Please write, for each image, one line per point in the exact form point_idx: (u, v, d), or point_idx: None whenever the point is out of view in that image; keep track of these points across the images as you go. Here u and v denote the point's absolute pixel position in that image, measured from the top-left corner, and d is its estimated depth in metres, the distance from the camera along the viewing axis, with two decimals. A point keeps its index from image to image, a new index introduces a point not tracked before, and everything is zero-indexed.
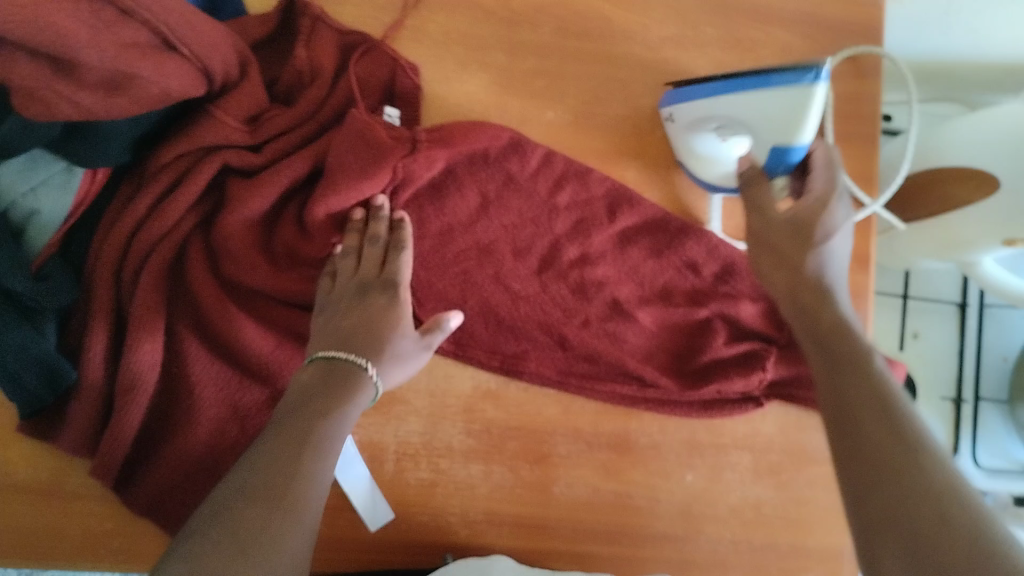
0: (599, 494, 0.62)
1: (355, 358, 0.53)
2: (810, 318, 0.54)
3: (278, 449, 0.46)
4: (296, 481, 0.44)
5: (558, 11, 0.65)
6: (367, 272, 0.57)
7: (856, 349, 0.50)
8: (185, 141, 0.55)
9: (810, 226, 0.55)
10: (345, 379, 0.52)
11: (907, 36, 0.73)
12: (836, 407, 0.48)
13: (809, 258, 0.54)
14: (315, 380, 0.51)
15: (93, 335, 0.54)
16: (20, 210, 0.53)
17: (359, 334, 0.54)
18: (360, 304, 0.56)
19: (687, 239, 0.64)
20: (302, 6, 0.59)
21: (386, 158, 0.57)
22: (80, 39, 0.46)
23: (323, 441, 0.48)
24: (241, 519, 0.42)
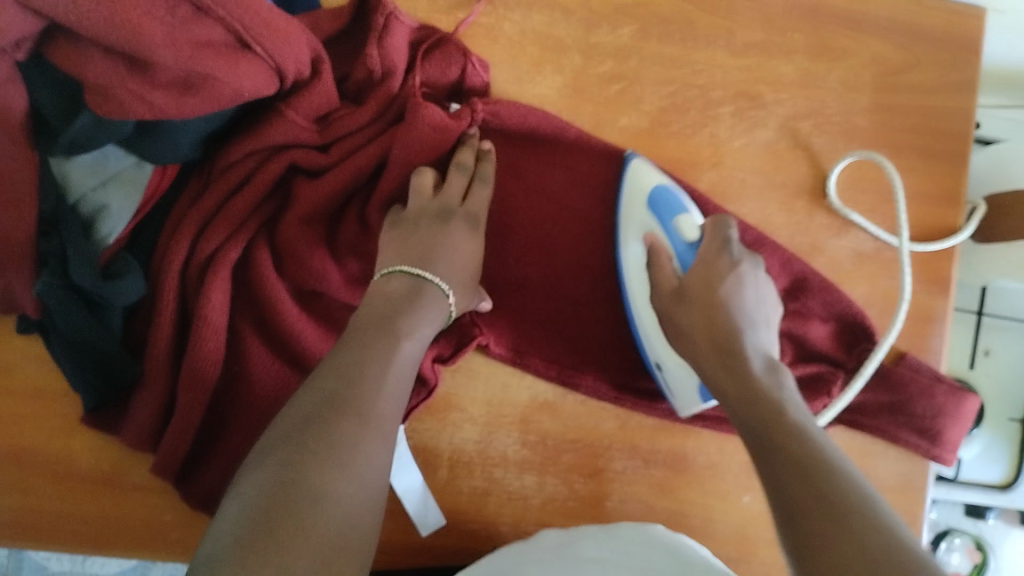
0: (653, 511, 0.61)
1: (439, 283, 0.53)
2: (724, 377, 0.49)
3: (363, 362, 0.47)
4: (377, 398, 0.46)
5: (639, 11, 0.62)
6: (449, 197, 0.55)
7: (744, 368, 0.48)
8: (253, 140, 0.54)
9: (711, 272, 0.52)
10: (424, 301, 0.52)
11: (1006, 45, 0.69)
12: (766, 460, 0.43)
13: (720, 289, 0.52)
14: (399, 295, 0.52)
15: (157, 332, 0.54)
16: (90, 204, 0.53)
17: (440, 255, 0.54)
18: (443, 229, 0.54)
19: (761, 252, 0.60)
20: (375, 1, 0.56)
21: (448, 140, 0.57)
22: (155, 39, 0.46)
23: (403, 362, 0.49)
24: (332, 431, 0.44)
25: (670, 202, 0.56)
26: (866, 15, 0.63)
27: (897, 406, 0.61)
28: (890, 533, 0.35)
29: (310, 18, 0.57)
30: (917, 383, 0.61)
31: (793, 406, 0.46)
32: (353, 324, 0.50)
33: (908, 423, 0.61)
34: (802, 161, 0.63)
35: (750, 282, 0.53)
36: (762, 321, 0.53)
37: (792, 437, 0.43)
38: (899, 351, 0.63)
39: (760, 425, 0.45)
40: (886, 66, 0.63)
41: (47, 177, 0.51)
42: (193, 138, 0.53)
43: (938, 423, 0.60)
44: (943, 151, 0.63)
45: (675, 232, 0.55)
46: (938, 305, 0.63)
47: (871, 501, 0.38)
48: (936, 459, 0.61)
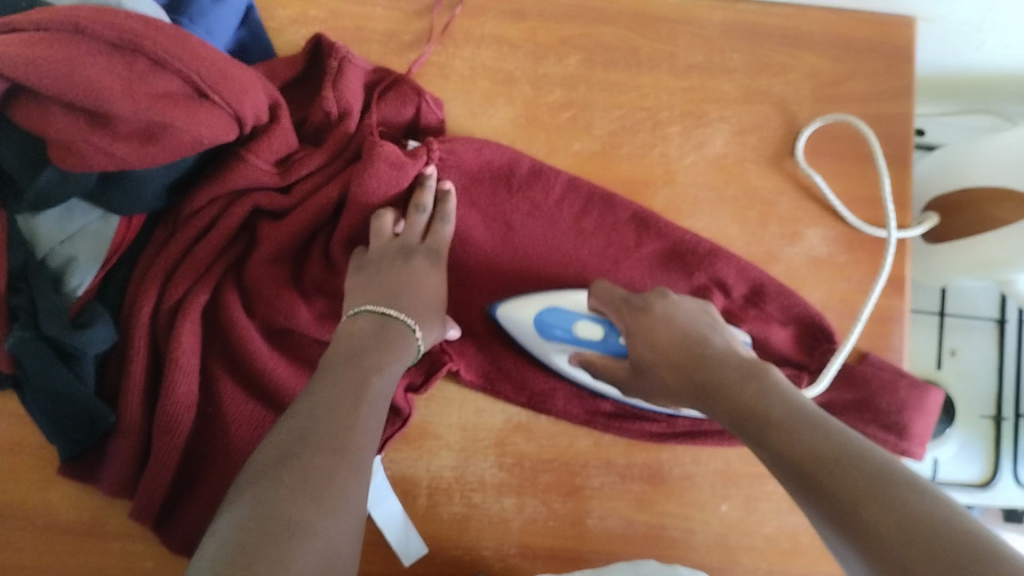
0: (633, 526, 0.62)
1: (404, 318, 0.55)
2: (710, 397, 0.49)
3: (335, 400, 0.48)
4: (352, 432, 0.47)
5: (584, 41, 0.64)
6: (409, 237, 0.58)
7: (721, 385, 0.49)
8: (216, 185, 0.56)
9: (648, 329, 0.54)
10: (394, 336, 0.54)
11: (939, 53, 0.72)
12: (774, 466, 0.43)
13: (658, 334, 0.54)
14: (366, 333, 0.54)
15: (130, 379, 0.55)
16: (59, 257, 0.54)
17: (403, 294, 0.56)
18: (406, 266, 0.57)
19: (716, 261, 0.62)
20: (329, 47, 0.59)
21: (405, 177, 0.58)
22: (114, 92, 0.48)
23: (375, 395, 0.50)
24: (307, 466, 0.44)
25: (558, 321, 0.59)
26: (800, 31, 0.66)
27: (862, 403, 0.63)
28: (903, 501, 0.36)
29: (268, 68, 0.59)
30: (879, 379, 0.62)
31: (772, 396, 0.46)
32: (321, 365, 0.51)
33: (874, 419, 0.62)
34: (752, 174, 0.65)
35: (674, 309, 0.56)
36: (711, 326, 0.54)
37: (781, 434, 0.43)
38: (862, 350, 0.65)
39: (756, 432, 0.45)
40: (824, 78, 0.65)
41: (15, 233, 0.52)
42: (158, 187, 0.55)
43: (903, 417, 0.62)
44: (887, 155, 0.65)
45: (584, 339, 0.59)
46: (895, 304, 0.65)
47: (883, 471, 0.38)
48: (907, 452, 0.63)
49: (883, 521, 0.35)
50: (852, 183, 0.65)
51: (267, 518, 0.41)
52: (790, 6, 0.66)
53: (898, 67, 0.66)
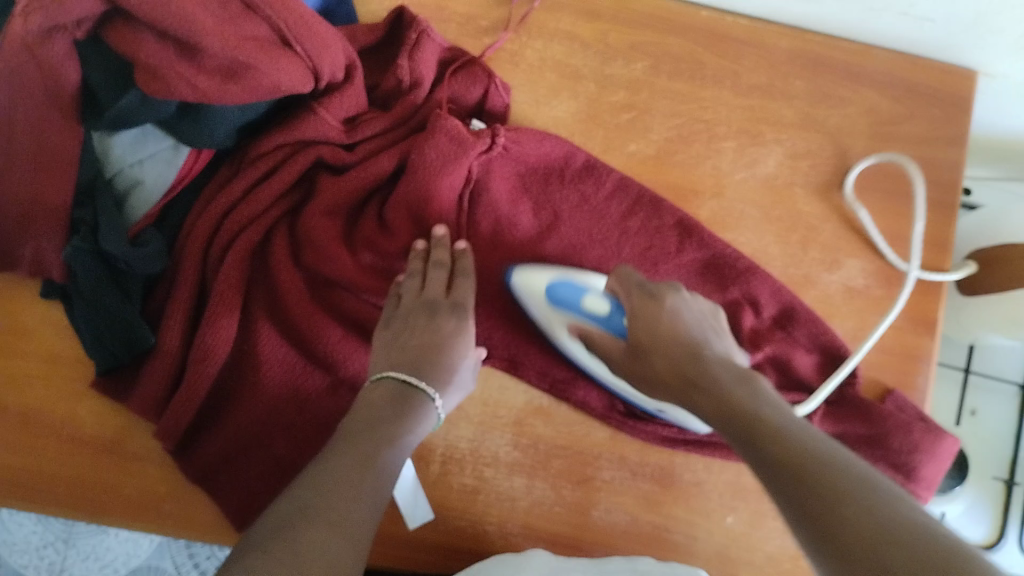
0: (637, 524, 0.62)
1: (426, 388, 0.54)
2: (699, 396, 0.48)
3: (339, 469, 0.45)
4: (352, 501, 0.44)
5: (652, 49, 0.66)
6: (434, 292, 0.58)
7: (713, 385, 0.48)
8: (284, 132, 0.58)
9: (651, 317, 0.54)
10: (415, 406, 0.53)
11: (996, 112, 0.73)
12: (759, 470, 0.41)
13: (663, 323, 0.53)
14: (382, 403, 0.52)
15: (175, 304, 0.57)
16: (126, 178, 0.57)
17: (427, 359, 0.55)
18: (429, 322, 0.56)
19: (753, 279, 0.63)
20: (410, 19, 0.60)
21: (466, 154, 0.59)
22: (205, 27, 0.51)
23: (384, 471, 0.47)
24: (305, 537, 0.40)
25: (569, 294, 0.60)
26: (865, 67, 0.67)
27: (875, 439, 0.62)
28: (897, 525, 0.34)
29: (349, 31, 0.61)
30: (895, 419, 0.62)
31: (764, 404, 0.45)
32: (343, 431, 0.49)
33: (884, 457, 0.62)
34: (798, 199, 0.66)
35: (683, 309, 0.55)
36: (712, 331, 0.54)
37: (773, 443, 0.41)
38: (885, 386, 0.65)
39: (744, 436, 0.44)
40: (880, 116, 0.67)
41: (89, 149, 0.55)
42: (230, 126, 0.57)
43: (913, 459, 0.61)
44: (932, 199, 0.66)
45: (589, 312, 0.59)
46: (924, 345, 0.65)
47: (880, 494, 0.36)
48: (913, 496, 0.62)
49: (869, 533, 0.34)
50: (897, 222, 0.66)
51: None
52: (858, 42, 0.67)
53: (955, 115, 0.67)
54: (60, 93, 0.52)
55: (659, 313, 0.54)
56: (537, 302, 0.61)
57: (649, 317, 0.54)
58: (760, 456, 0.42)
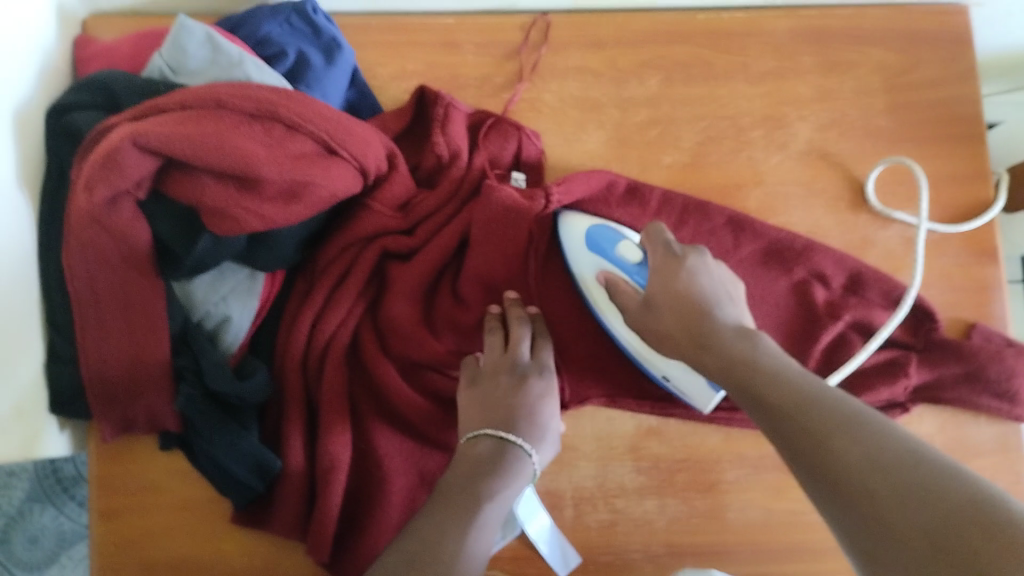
0: (773, 515, 0.64)
1: (521, 442, 0.53)
2: (705, 355, 0.50)
3: (443, 523, 0.45)
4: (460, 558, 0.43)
5: (662, 63, 0.68)
6: (516, 353, 0.58)
7: (716, 342, 0.50)
8: (347, 234, 0.60)
9: (667, 277, 0.54)
10: (509, 467, 0.51)
11: (993, 35, 0.75)
12: (762, 420, 0.45)
13: (680, 276, 0.54)
14: (486, 457, 0.51)
15: (290, 424, 0.58)
16: (214, 318, 0.58)
17: (521, 417, 0.54)
18: (517, 382, 0.56)
19: (813, 254, 0.65)
20: (433, 96, 0.64)
21: (524, 219, 0.60)
22: (260, 158, 0.53)
23: (485, 523, 0.47)
24: None
25: (606, 240, 0.60)
26: (863, 28, 0.69)
27: (972, 374, 0.62)
28: (882, 452, 0.38)
29: (379, 122, 0.64)
30: (986, 350, 0.62)
31: (762, 355, 0.48)
32: (439, 490, 0.49)
33: (987, 389, 0.62)
34: (837, 166, 0.68)
35: (703, 271, 0.54)
36: (728, 300, 0.53)
37: (766, 392, 0.45)
38: (966, 321, 0.66)
39: (745, 390, 0.47)
40: (891, 69, 0.69)
41: (172, 299, 0.56)
42: (295, 242, 0.59)
43: (1014, 384, 0.62)
44: (960, 136, 0.69)
45: (622, 258, 0.59)
46: (991, 273, 0.67)
47: (867, 425, 0.40)
48: (1022, 418, 0.63)
49: (862, 467, 0.38)
50: (935, 163, 0.68)
51: None
52: (849, 8, 0.70)
53: (959, 50, 0.69)
54: (134, 253, 0.54)
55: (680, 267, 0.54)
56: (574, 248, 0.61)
57: (661, 274, 0.55)
58: (758, 404, 0.46)
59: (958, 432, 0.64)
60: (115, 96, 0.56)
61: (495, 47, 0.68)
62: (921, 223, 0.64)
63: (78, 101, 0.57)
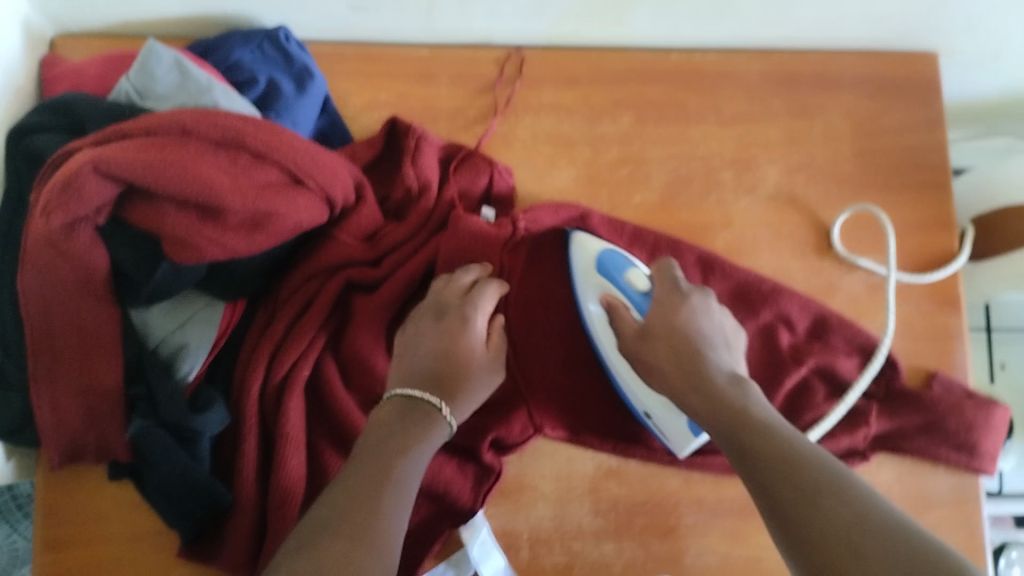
0: (729, 560, 0.63)
1: (430, 399, 0.54)
2: (694, 395, 0.51)
3: (361, 484, 0.47)
4: (375, 517, 0.45)
5: (635, 102, 0.68)
6: (448, 298, 0.59)
7: (708, 383, 0.51)
8: (312, 265, 0.60)
9: (668, 310, 0.56)
10: (419, 426, 0.52)
11: (964, 83, 0.76)
12: (744, 467, 0.46)
13: (682, 313, 0.56)
14: (393, 419, 0.52)
15: (243, 456, 0.57)
16: (170, 346, 0.56)
17: (438, 379, 0.55)
18: (435, 328, 0.57)
19: (780, 298, 0.65)
20: (405, 127, 0.63)
21: (494, 248, 0.63)
22: (225, 187, 0.52)
23: (400, 481, 0.48)
24: (325, 549, 0.41)
25: (617, 263, 0.61)
26: (836, 74, 0.70)
27: (931, 425, 0.63)
28: (884, 518, 0.39)
29: (349, 153, 0.64)
30: (947, 401, 0.63)
31: (754, 406, 0.49)
32: (354, 452, 0.50)
33: (946, 440, 0.63)
34: (806, 210, 0.68)
35: (704, 311, 0.57)
36: (722, 344, 0.55)
37: (762, 445, 0.46)
38: (928, 369, 0.66)
39: (731, 434, 0.48)
40: (861, 116, 0.70)
41: (128, 328, 0.55)
42: (258, 272, 0.58)
43: (973, 436, 0.63)
44: (928, 184, 0.69)
45: (630, 285, 0.60)
46: (953, 322, 0.68)
47: (852, 488, 0.41)
48: (979, 471, 0.64)
49: (846, 525, 0.39)
50: (903, 211, 0.69)
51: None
52: (823, 53, 0.70)
53: (930, 100, 0.70)
54: (90, 281, 0.53)
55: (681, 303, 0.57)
56: (585, 261, 0.61)
57: (661, 309, 0.56)
58: (746, 454, 0.46)
59: (917, 481, 0.64)
60: (81, 120, 0.55)
61: (470, 81, 0.67)
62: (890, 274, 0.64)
63: (40, 124, 0.56)
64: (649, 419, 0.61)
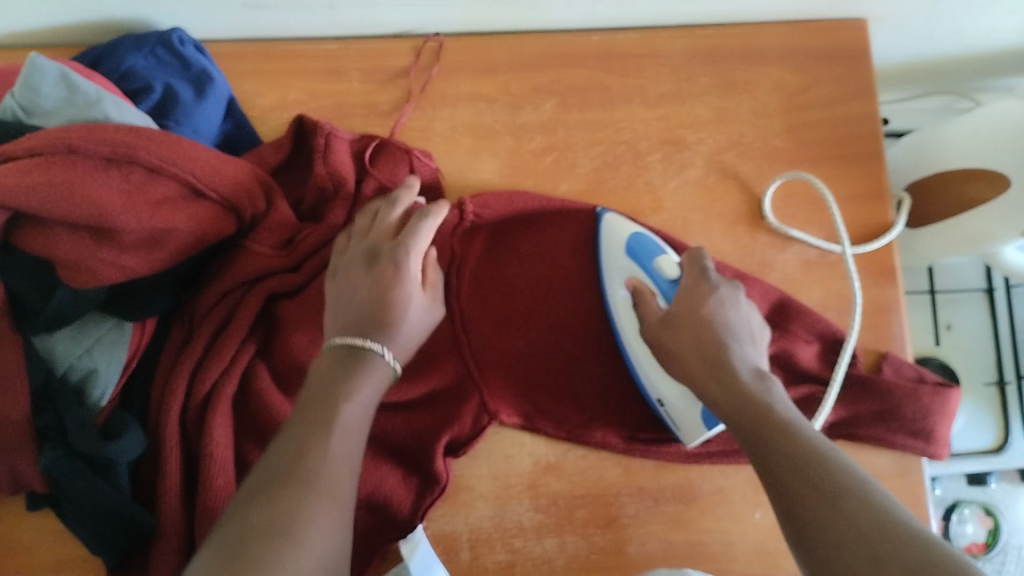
0: (673, 547, 0.62)
1: (372, 346, 0.49)
2: (714, 387, 0.50)
3: (311, 428, 0.44)
4: (326, 463, 0.43)
5: (555, 87, 0.67)
6: (379, 238, 0.55)
7: (732, 377, 0.49)
8: (227, 278, 0.58)
9: (695, 300, 0.54)
10: (367, 368, 0.48)
11: (896, 47, 0.74)
12: (761, 464, 0.44)
13: (709, 301, 0.53)
14: (330, 367, 0.48)
15: (166, 479, 0.56)
16: (78, 371, 0.54)
17: (381, 328, 0.51)
18: (368, 270, 0.53)
19: (744, 286, 0.64)
20: (313, 125, 0.62)
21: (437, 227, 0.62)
22: (116, 206, 0.49)
23: (350, 424, 0.46)
24: (278, 503, 0.40)
25: (647, 248, 0.60)
26: (761, 47, 0.68)
27: (887, 413, 0.63)
28: (892, 518, 0.37)
29: (257, 156, 0.62)
30: (902, 389, 0.62)
31: (779, 404, 0.47)
32: (300, 397, 0.47)
33: (901, 428, 0.62)
34: (736, 188, 0.67)
35: (732, 303, 0.54)
36: (749, 338, 0.53)
37: (777, 436, 0.45)
38: (881, 350, 0.66)
39: (751, 432, 0.46)
40: (789, 88, 0.68)
41: (31, 356, 0.53)
42: (166, 291, 0.56)
43: (929, 423, 0.62)
44: (860, 153, 0.68)
45: (658, 270, 0.58)
46: (889, 293, 0.66)
47: (874, 494, 0.39)
48: (935, 456, 0.63)
49: (865, 529, 0.37)
50: (834, 183, 0.67)
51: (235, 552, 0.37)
52: (747, 25, 0.68)
53: (859, 67, 0.68)
54: None
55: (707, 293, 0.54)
56: (615, 244, 0.62)
57: (688, 296, 0.54)
58: (761, 446, 0.45)
59: (858, 457, 0.64)
60: None
61: (381, 72, 0.66)
62: (845, 250, 0.63)
63: None
64: (661, 407, 0.61)
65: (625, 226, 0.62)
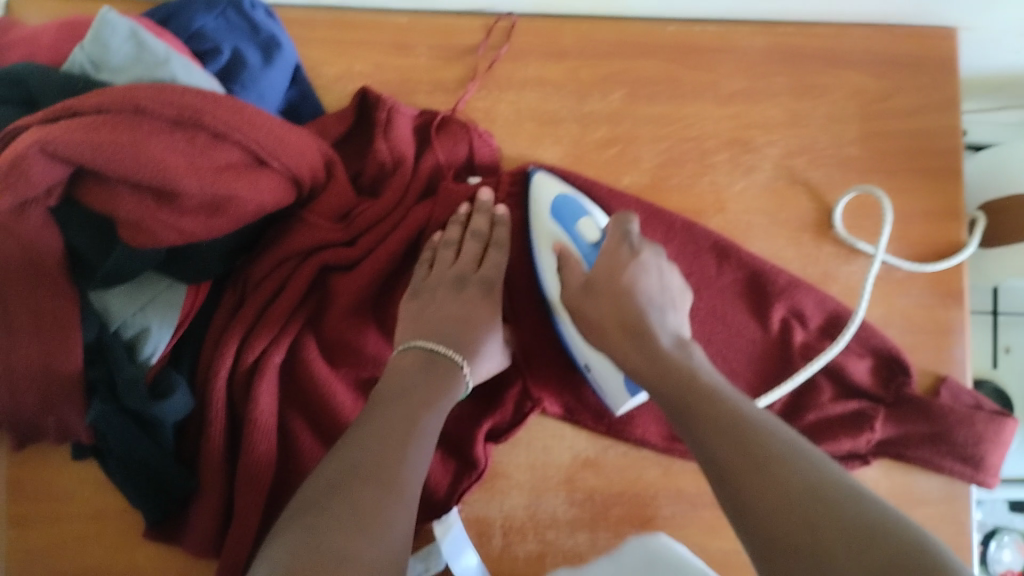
0: (706, 553, 0.62)
1: (454, 355, 0.55)
2: (637, 356, 0.49)
3: (385, 435, 0.47)
4: (400, 467, 0.46)
5: (625, 77, 0.65)
6: (465, 266, 0.58)
7: (655, 351, 0.48)
8: (283, 248, 0.58)
9: (615, 266, 0.52)
10: (444, 373, 0.54)
11: (982, 57, 0.71)
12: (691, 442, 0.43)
13: (629, 267, 0.52)
14: (415, 369, 0.53)
15: (210, 440, 0.56)
16: (132, 328, 0.54)
17: (457, 331, 0.56)
18: (457, 295, 0.57)
19: (795, 292, 0.62)
20: (375, 99, 0.62)
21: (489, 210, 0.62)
22: (179, 169, 0.49)
23: (423, 435, 0.49)
24: (358, 499, 0.43)
25: (571, 211, 0.58)
26: (841, 49, 0.66)
27: (937, 436, 0.61)
28: (835, 497, 0.36)
29: (320, 126, 0.62)
30: (955, 413, 0.60)
31: (702, 373, 0.46)
32: (368, 405, 0.51)
33: (950, 452, 0.61)
34: (802, 194, 0.65)
35: (653, 267, 0.53)
36: (670, 304, 0.52)
37: (705, 412, 0.43)
38: (938, 372, 0.64)
39: (678, 406, 0.44)
40: (868, 94, 0.66)
41: (88, 309, 0.53)
42: (222, 256, 0.56)
43: (980, 449, 0.60)
44: (936, 168, 0.65)
45: (580, 235, 0.57)
46: (953, 315, 0.64)
47: (810, 468, 0.38)
48: (982, 483, 0.61)
49: (799, 513, 0.36)
50: (906, 197, 0.65)
51: (314, 541, 0.41)
52: (829, 25, 0.66)
53: (942, 77, 0.66)
54: (46, 261, 0.51)
55: (630, 258, 0.53)
56: (541, 202, 0.59)
57: (610, 261, 0.53)
58: (690, 430, 0.43)
59: (904, 480, 0.62)
60: (33, 92, 0.53)
61: (449, 49, 0.66)
62: (877, 255, 0.61)
63: None
64: (587, 372, 0.60)
65: (554, 184, 0.60)
